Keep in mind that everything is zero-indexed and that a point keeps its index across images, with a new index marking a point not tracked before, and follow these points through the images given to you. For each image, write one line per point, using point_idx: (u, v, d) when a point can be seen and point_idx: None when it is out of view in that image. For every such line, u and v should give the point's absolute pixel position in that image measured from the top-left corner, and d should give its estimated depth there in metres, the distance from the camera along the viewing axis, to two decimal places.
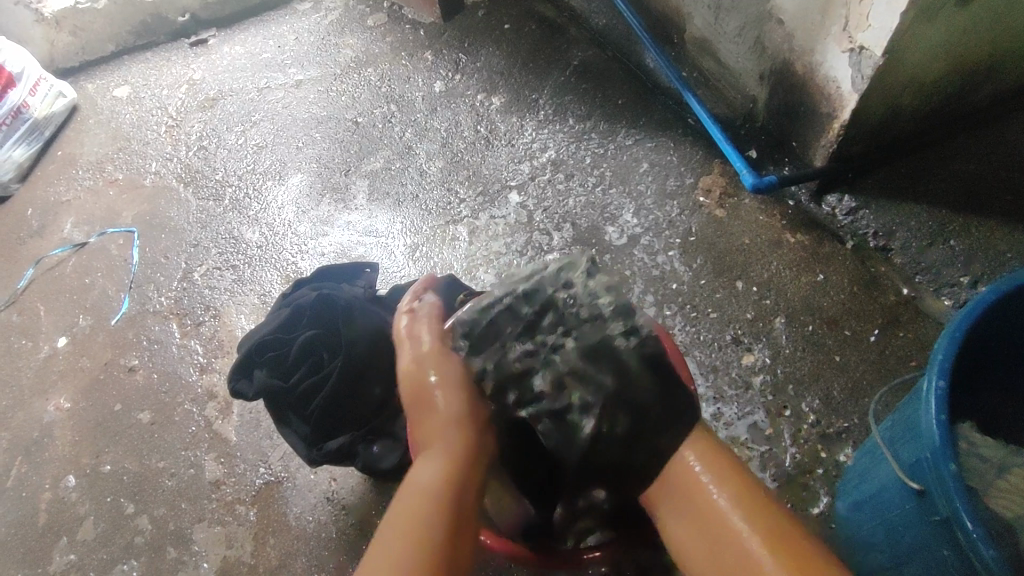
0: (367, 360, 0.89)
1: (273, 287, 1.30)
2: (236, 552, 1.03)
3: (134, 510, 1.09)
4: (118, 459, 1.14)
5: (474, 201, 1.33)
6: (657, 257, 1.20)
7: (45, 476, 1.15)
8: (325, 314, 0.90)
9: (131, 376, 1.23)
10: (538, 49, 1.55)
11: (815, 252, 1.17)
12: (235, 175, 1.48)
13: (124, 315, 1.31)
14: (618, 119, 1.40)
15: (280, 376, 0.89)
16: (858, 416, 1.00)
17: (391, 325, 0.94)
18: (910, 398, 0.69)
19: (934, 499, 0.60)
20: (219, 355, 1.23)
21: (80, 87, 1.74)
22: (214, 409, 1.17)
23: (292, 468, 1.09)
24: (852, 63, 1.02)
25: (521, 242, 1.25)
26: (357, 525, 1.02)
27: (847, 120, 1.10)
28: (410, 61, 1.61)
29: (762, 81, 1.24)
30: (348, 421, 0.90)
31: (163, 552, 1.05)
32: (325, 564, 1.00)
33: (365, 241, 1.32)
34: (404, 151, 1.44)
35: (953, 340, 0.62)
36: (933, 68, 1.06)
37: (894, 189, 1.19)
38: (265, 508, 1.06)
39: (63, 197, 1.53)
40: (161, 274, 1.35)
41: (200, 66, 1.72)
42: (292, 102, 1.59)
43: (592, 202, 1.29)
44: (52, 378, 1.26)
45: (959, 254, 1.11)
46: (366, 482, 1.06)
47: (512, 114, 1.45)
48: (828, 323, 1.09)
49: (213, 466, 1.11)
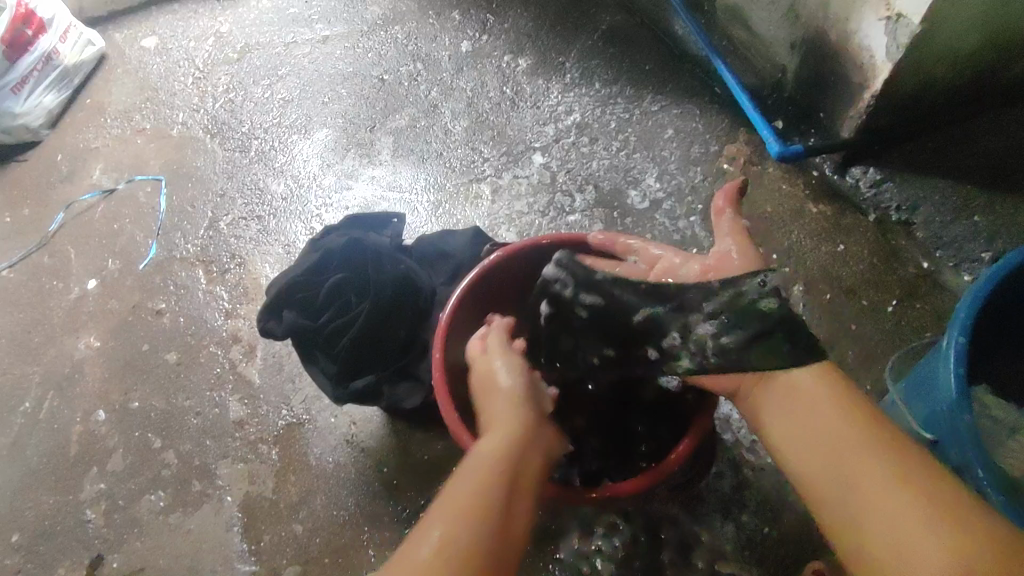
0: (394, 304, 0.91)
1: (299, 238, 1.32)
2: (259, 488, 1.07)
3: (162, 445, 1.13)
4: (146, 396, 1.18)
5: (498, 160, 1.34)
6: (678, 222, 1.21)
7: (76, 409, 1.20)
8: (354, 258, 0.92)
9: (159, 319, 1.27)
10: (566, 13, 1.54)
11: (837, 222, 1.17)
12: (261, 129, 1.50)
13: (152, 260, 1.34)
14: (644, 85, 1.39)
15: (309, 315, 0.91)
16: (870, 382, 1.03)
17: (417, 273, 0.96)
18: (929, 357, 0.70)
19: (947, 448, 0.62)
20: (244, 302, 1.26)
21: (109, 37, 1.75)
22: (239, 352, 1.20)
23: (313, 411, 1.12)
24: (887, 32, 1.01)
25: (544, 202, 1.27)
26: (376, 466, 1.06)
27: (878, 90, 1.08)
28: (437, 20, 1.60)
29: (793, 50, 1.22)
30: (374, 362, 0.93)
31: (189, 484, 1.10)
32: (345, 502, 1.04)
33: (388, 196, 1.34)
34: (430, 110, 1.45)
35: (976, 299, 0.63)
36: (971, 38, 1.04)
37: (920, 163, 1.19)
38: (287, 448, 1.10)
39: (92, 144, 1.55)
40: (188, 222, 1.38)
41: (227, 18, 1.72)
42: (319, 58, 1.59)
43: (615, 166, 1.29)
44: (82, 318, 1.30)
45: (982, 230, 1.11)
46: (386, 427, 1.09)
47: (539, 76, 1.45)
48: (846, 292, 1.10)
49: (237, 407, 1.15)
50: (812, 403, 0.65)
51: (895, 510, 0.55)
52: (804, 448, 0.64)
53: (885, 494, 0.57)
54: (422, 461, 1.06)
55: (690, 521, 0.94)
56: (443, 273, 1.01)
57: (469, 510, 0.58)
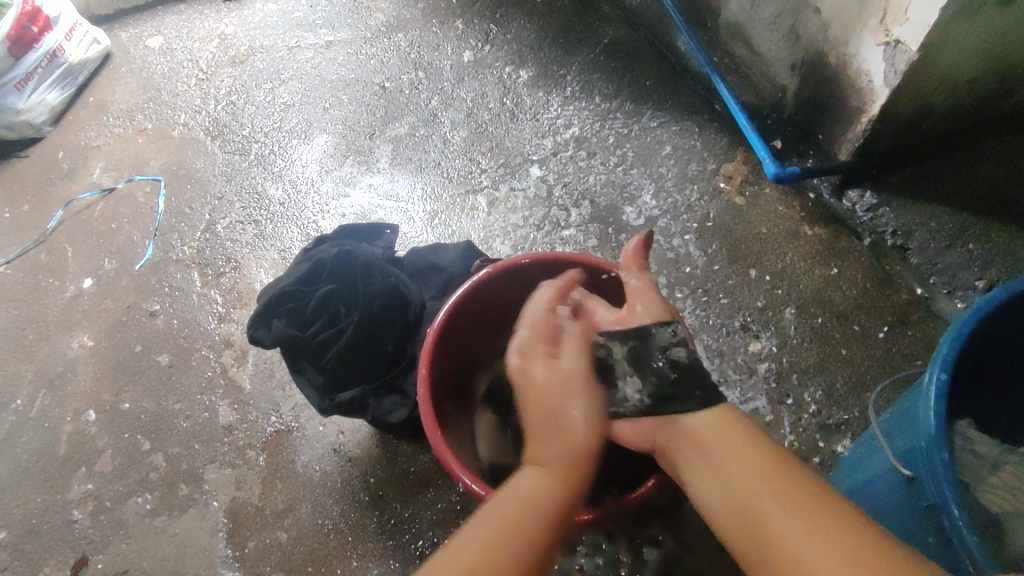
0: (381, 318, 0.91)
1: (294, 244, 1.33)
2: (245, 494, 1.08)
3: (150, 447, 1.14)
4: (137, 398, 1.19)
5: (495, 172, 1.34)
6: (673, 239, 1.21)
7: (67, 409, 1.20)
8: (345, 270, 0.92)
9: (152, 320, 1.27)
10: (569, 26, 1.54)
11: (831, 246, 1.17)
12: (262, 132, 1.50)
13: (148, 261, 1.35)
14: (644, 101, 1.39)
15: (297, 326, 0.91)
16: (859, 408, 1.02)
17: (407, 286, 0.96)
18: (912, 390, 0.69)
19: (924, 485, 0.62)
20: (238, 306, 1.27)
21: (114, 36, 1.75)
22: (231, 357, 1.21)
23: (302, 418, 1.12)
24: (886, 57, 1.01)
25: (539, 216, 1.27)
26: (362, 476, 1.06)
27: (876, 114, 1.08)
28: (440, 28, 1.60)
29: (793, 71, 1.22)
30: (361, 375, 0.93)
31: (176, 488, 1.10)
32: (329, 512, 1.04)
33: (385, 205, 1.35)
34: (429, 119, 1.45)
35: (958, 335, 0.63)
36: (970, 66, 1.04)
37: (917, 188, 1.18)
38: (274, 455, 1.10)
39: (93, 142, 1.56)
40: (185, 223, 1.38)
41: (232, 21, 1.72)
42: (322, 63, 1.60)
43: (612, 181, 1.29)
44: (77, 317, 1.30)
45: (976, 258, 1.11)
46: (373, 437, 1.09)
47: (539, 88, 1.45)
48: (838, 316, 1.10)
49: (227, 412, 1.15)
50: (713, 439, 0.61)
51: (811, 539, 0.51)
52: (711, 481, 0.59)
53: (807, 522, 0.52)
54: (407, 473, 1.06)
55: (673, 543, 0.94)
56: (434, 287, 1.01)
57: (503, 535, 0.58)
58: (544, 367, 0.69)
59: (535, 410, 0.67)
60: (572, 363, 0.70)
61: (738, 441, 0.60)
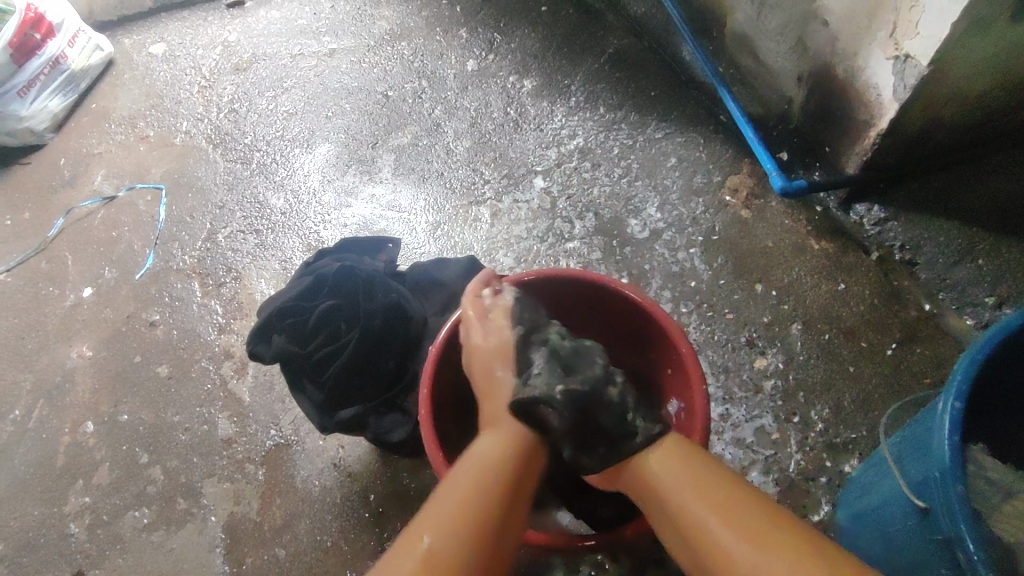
0: (383, 334, 0.90)
1: (296, 254, 1.32)
2: (243, 508, 1.06)
3: (148, 460, 1.13)
4: (136, 409, 1.18)
5: (498, 183, 1.33)
6: (678, 253, 1.19)
7: (65, 420, 1.19)
8: (346, 286, 0.91)
9: (152, 331, 1.26)
10: (574, 35, 1.53)
11: (838, 260, 1.16)
12: (264, 141, 1.49)
13: (149, 270, 1.34)
14: (649, 111, 1.38)
15: (297, 342, 0.90)
16: (867, 427, 1.01)
17: (409, 301, 0.95)
18: (924, 416, 0.68)
19: (938, 517, 0.60)
20: (238, 317, 1.26)
21: (118, 42, 1.75)
22: (230, 368, 1.19)
23: (301, 432, 1.11)
24: (896, 71, 1.00)
25: (543, 228, 1.26)
26: (361, 492, 1.05)
27: (884, 128, 1.07)
28: (444, 37, 1.59)
29: (800, 83, 1.21)
30: (361, 392, 0.92)
31: (174, 502, 1.09)
32: (328, 528, 1.03)
33: (387, 215, 1.34)
34: (432, 128, 1.44)
35: (973, 363, 0.62)
36: (981, 81, 1.02)
37: (925, 203, 1.17)
38: (274, 469, 1.09)
39: (95, 149, 1.55)
40: (186, 232, 1.37)
41: (235, 28, 1.72)
42: (325, 72, 1.59)
43: (616, 193, 1.28)
44: (77, 326, 1.29)
45: (987, 274, 1.09)
46: (373, 452, 1.08)
47: (543, 98, 1.44)
48: (845, 332, 1.08)
49: (226, 425, 1.14)
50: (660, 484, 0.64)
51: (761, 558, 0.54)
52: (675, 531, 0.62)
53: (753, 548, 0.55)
54: (408, 488, 1.04)
55: (677, 565, 0.92)
56: (436, 302, 1.00)
57: (459, 517, 0.59)
58: (482, 333, 0.77)
59: (478, 376, 0.76)
60: (505, 328, 0.76)
61: (679, 479, 0.64)
